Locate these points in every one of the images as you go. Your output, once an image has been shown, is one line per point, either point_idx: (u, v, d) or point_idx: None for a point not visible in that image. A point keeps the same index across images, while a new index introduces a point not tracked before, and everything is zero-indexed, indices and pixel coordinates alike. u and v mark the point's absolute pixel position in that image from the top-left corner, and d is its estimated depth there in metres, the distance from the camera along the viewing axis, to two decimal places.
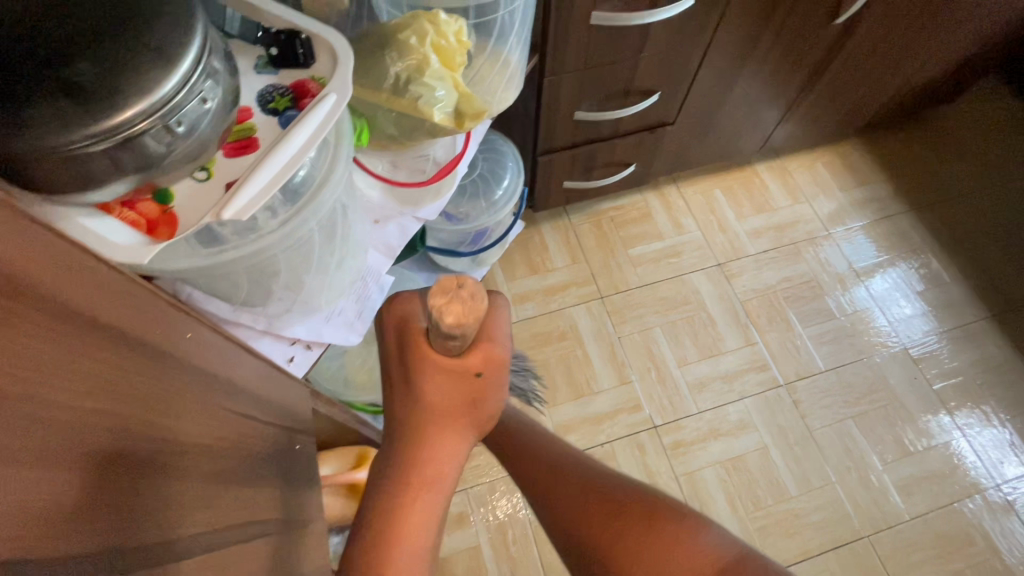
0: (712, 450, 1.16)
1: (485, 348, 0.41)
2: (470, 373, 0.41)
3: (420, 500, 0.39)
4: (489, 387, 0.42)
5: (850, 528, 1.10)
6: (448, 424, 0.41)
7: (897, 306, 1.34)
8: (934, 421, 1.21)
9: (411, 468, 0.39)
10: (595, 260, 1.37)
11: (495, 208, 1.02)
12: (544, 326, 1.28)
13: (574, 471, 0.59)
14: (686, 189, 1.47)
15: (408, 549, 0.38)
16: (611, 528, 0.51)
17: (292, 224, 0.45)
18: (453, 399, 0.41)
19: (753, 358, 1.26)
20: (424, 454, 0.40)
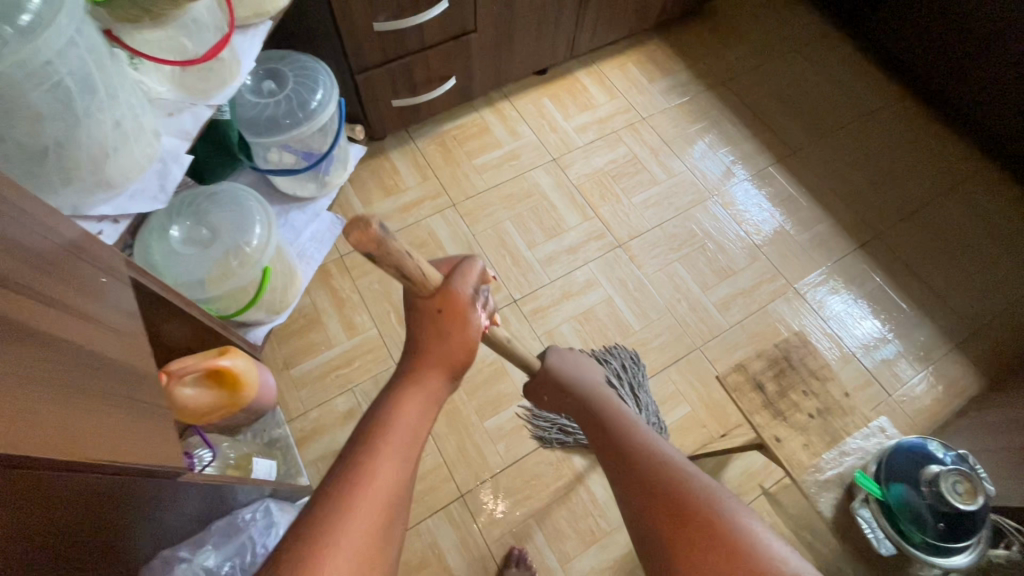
0: (565, 308, 1.33)
1: (451, 293, 0.56)
2: (434, 310, 0.56)
3: (405, 415, 0.54)
4: (458, 318, 0.56)
5: (685, 344, 1.30)
6: (433, 359, 0.57)
7: (755, 204, 1.52)
8: (804, 285, 1.41)
9: (404, 391, 0.56)
10: (444, 174, 1.49)
11: (313, 118, 1.10)
12: (404, 238, 1.40)
13: (654, 461, 0.62)
14: (518, 101, 1.63)
15: (392, 447, 0.51)
16: (680, 537, 0.55)
17: (24, 52, 0.54)
18: (430, 338, 0.57)
19: (592, 230, 1.44)
20: (414, 379, 0.57)
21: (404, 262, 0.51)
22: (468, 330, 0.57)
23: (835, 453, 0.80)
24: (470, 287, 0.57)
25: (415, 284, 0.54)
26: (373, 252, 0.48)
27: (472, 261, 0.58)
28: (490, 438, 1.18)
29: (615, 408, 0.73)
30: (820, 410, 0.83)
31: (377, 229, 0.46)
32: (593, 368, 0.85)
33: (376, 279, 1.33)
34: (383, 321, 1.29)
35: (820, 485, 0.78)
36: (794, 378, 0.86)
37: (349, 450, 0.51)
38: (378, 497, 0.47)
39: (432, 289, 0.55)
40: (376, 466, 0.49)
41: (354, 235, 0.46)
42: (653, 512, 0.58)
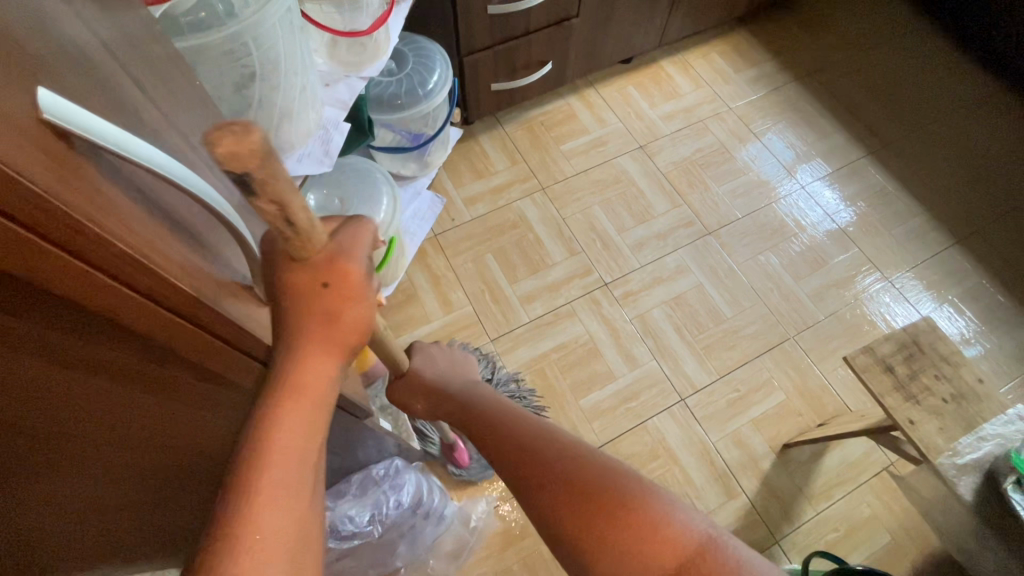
0: (656, 293, 1.34)
1: (341, 259, 0.40)
2: (319, 284, 0.39)
3: (291, 428, 0.37)
4: (352, 292, 0.40)
5: (779, 333, 1.30)
6: (317, 352, 0.40)
7: (823, 195, 1.49)
8: (900, 278, 1.39)
9: (276, 400, 0.38)
10: (532, 158, 1.52)
11: (429, 98, 1.14)
12: (496, 220, 1.42)
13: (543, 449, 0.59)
14: (604, 89, 1.64)
15: (282, 473, 0.36)
16: (592, 520, 0.53)
17: (259, 13, 0.58)
18: (311, 325, 0.39)
19: (680, 217, 1.44)
20: (288, 389, 0.38)
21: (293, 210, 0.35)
22: (364, 308, 0.41)
23: (973, 438, 0.79)
24: (362, 251, 0.42)
25: (291, 243, 0.37)
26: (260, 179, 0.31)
27: (361, 222, 0.43)
28: (585, 416, 1.20)
29: (489, 403, 0.70)
30: (953, 394, 0.82)
31: (263, 135, 0.30)
32: (467, 376, 0.81)
33: (470, 259, 1.37)
34: (478, 299, 1.32)
35: (958, 469, 0.77)
36: (924, 361, 0.85)
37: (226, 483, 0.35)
38: (274, 546, 0.34)
39: (312, 256, 0.39)
40: (265, 507, 0.35)
41: (228, 146, 0.29)
42: (561, 499, 0.55)
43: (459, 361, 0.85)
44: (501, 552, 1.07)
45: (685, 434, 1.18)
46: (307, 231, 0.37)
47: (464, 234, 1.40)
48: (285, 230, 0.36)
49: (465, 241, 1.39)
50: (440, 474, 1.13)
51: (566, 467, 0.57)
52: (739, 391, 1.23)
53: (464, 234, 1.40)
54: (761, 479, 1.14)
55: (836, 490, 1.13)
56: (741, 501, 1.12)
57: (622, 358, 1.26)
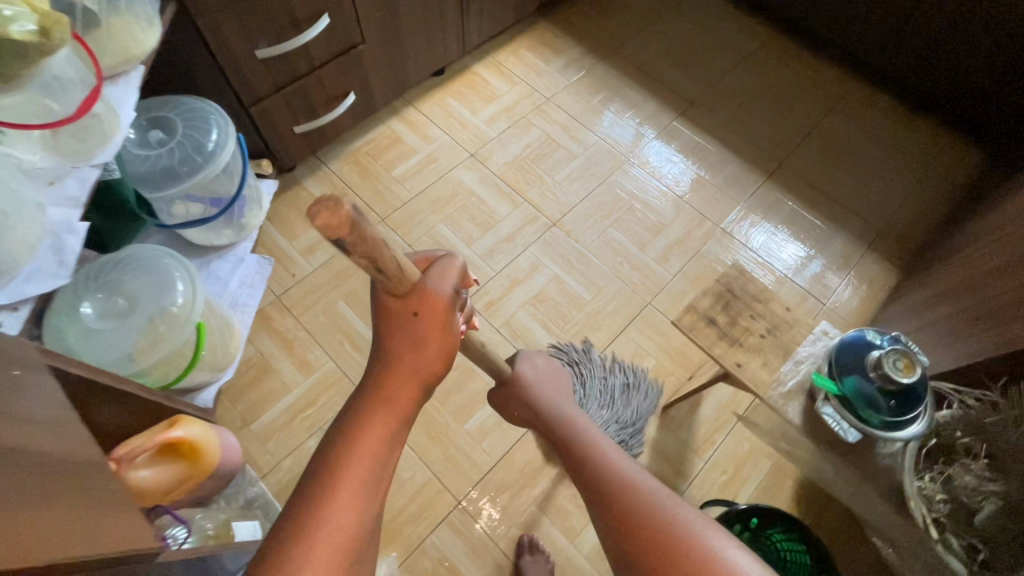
0: (516, 296, 1.34)
1: (428, 293, 0.52)
2: (410, 313, 0.51)
3: (371, 433, 0.50)
4: (433, 320, 0.52)
5: (637, 303, 1.35)
6: (403, 379, 0.52)
7: (668, 164, 1.58)
8: (729, 223, 1.50)
9: (372, 409, 0.51)
10: (365, 191, 1.46)
11: (212, 160, 1.04)
12: (340, 264, 1.35)
13: (625, 482, 0.61)
14: (423, 106, 1.61)
15: (356, 473, 0.48)
16: (632, 541, 0.56)
17: None
18: (400, 346, 0.52)
19: (524, 215, 1.45)
20: (382, 398, 0.51)
21: (384, 253, 0.47)
22: (447, 337, 0.52)
23: (791, 363, 0.85)
24: (449, 293, 0.52)
25: (389, 281, 0.50)
26: (345, 238, 0.44)
27: (450, 261, 0.53)
28: (473, 439, 1.17)
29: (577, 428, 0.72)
30: (769, 329, 0.89)
31: (348, 209, 0.42)
32: (561, 383, 0.85)
33: (321, 311, 1.29)
34: (338, 351, 1.24)
35: (783, 397, 0.83)
36: (740, 306, 0.91)
37: (318, 461, 0.49)
38: (334, 537, 0.46)
39: (408, 287, 0.51)
40: (342, 490, 0.47)
41: (324, 217, 0.41)
42: (616, 529, 0.58)
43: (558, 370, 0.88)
44: None
45: None
46: (403, 270, 0.50)
47: (309, 287, 1.31)
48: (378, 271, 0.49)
49: (310, 294, 1.30)
50: None
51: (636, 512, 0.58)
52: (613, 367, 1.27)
53: (308, 286, 1.31)
54: (650, 446, 1.18)
55: (716, 434, 1.20)
56: None
57: None
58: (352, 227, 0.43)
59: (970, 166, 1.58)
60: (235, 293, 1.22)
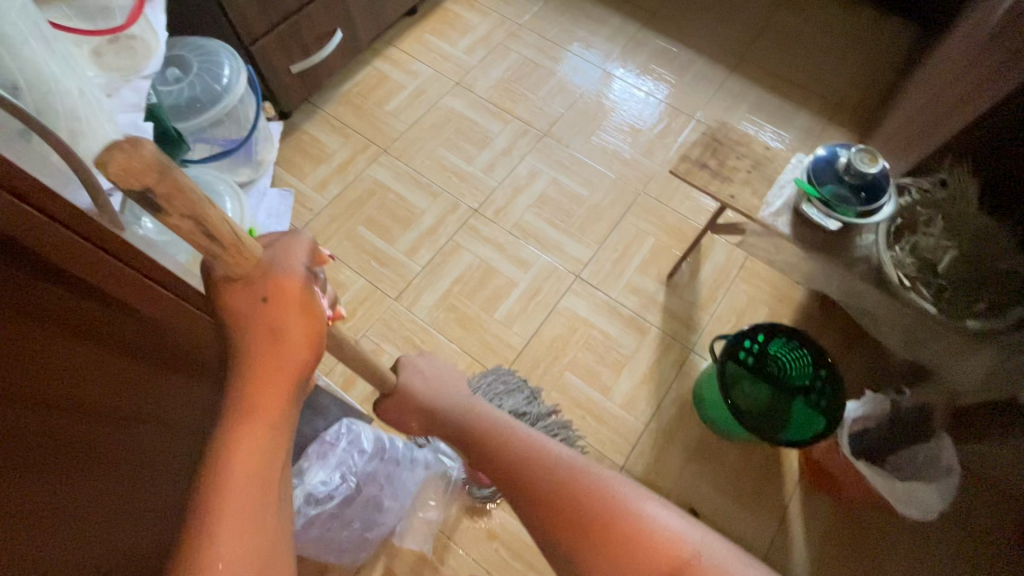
0: (520, 201, 1.45)
1: (277, 274, 0.42)
2: (262, 298, 0.41)
3: (241, 448, 0.41)
4: (293, 303, 0.42)
5: (631, 192, 1.47)
6: (272, 389, 0.42)
7: (635, 83, 1.67)
8: (704, 114, 1.63)
9: (236, 423, 0.41)
10: (362, 127, 1.54)
11: (229, 91, 1.11)
12: (351, 194, 1.44)
13: (549, 469, 0.59)
14: (404, 45, 1.69)
15: (233, 508, 0.40)
16: (576, 533, 0.54)
17: None
18: (258, 339, 0.42)
19: (515, 130, 1.56)
20: (244, 411, 0.41)
21: (204, 208, 0.36)
22: (314, 320, 0.43)
23: (776, 189, 0.98)
24: (302, 272, 0.43)
25: (225, 256, 0.39)
26: (156, 189, 0.33)
27: (294, 239, 0.44)
28: (504, 325, 1.29)
29: (474, 424, 0.70)
30: (753, 165, 1.02)
31: (156, 152, 0.32)
32: (457, 383, 0.81)
33: (344, 237, 1.38)
34: (366, 270, 1.34)
35: (773, 215, 0.95)
36: (725, 150, 1.04)
37: (197, 478, 0.41)
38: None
39: (248, 268, 0.41)
40: (225, 525, 0.39)
41: (120, 163, 0.30)
42: (552, 522, 0.55)
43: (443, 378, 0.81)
44: None
45: (591, 301, 1.32)
46: (237, 238, 0.39)
47: (327, 218, 1.40)
48: (211, 242, 0.38)
49: (330, 223, 1.39)
50: (400, 430, 1.17)
51: (571, 498, 0.56)
52: (618, 249, 1.39)
53: (326, 218, 1.40)
54: (662, 309, 1.32)
55: (717, 292, 1.34)
56: (653, 333, 1.29)
57: (515, 266, 1.36)
58: (166, 171, 0.32)
59: (909, 37, 1.73)
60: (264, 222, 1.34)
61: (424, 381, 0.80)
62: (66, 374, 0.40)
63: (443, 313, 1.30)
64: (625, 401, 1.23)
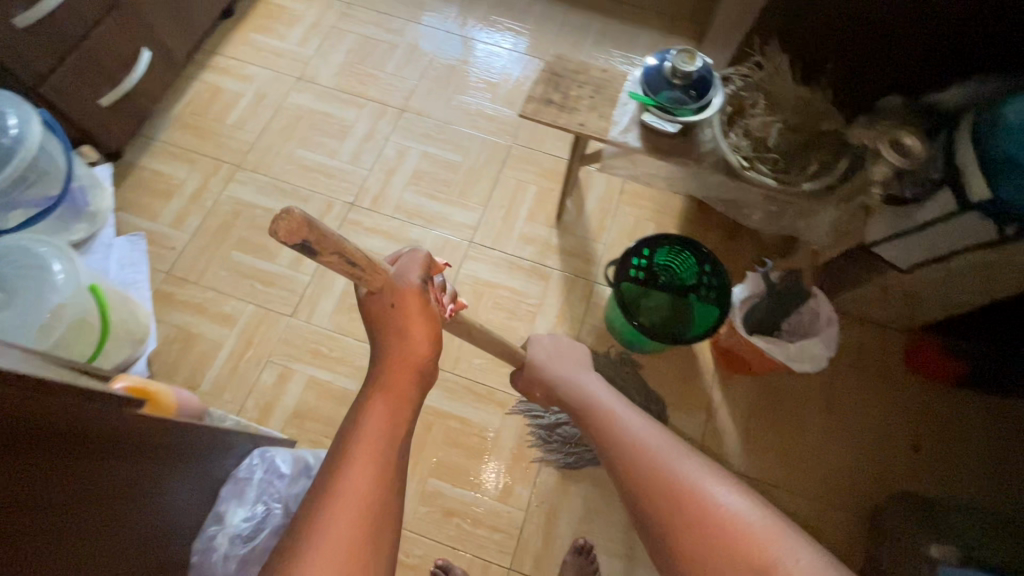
0: (396, 183, 1.41)
1: (399, 287, 0.57)
2: (391, 307, 0.58)
3: (376, 414, 0.59)
4: (413, 309, 0.58)
5: (503, 146, 1.47)
6: (401, 377, 0.61)
7: (482, 35, 1.64)
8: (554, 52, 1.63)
9: (375, 400, 0.60)
10: (207, 147, 1.42)
11: (22, 144, 0.99)
12: (214, 221, 1.34)
13: (643, 451, 0.67)
14: (229, 50, 1.57)
15: (367, 453, 0.57)
16: (656, 506, 0.63)
17: None
18: (393, 340, 0.59)
19: (371, 113, 1.50)
20: (382, 393, 0.60)
21: (343, 246, 0.49)
22: (429, 317, 0.59)
23: (619, 106, 1.01)
24: (419, 282, 0.58)
25: (364, 282, 0.55)
26: (308, 241, 0.46)
27: (413, 255, 0.58)
28: None
29: (590, 399, 0.78)
30: (596, 90, 1.04)
31: (302, 213, 0.44)
32: (573, 351, 0.91)
33: (218, 267, 1.29)
34: (252, 295, 1.26)
35: (621, 133, 0.98)
36: (566, 82, 1.05)
37: (346, 434, 0.59)
38: (356, 502, 0.55)
39: (380, 283, 0.56)
40: (358, 467, 0.56)
41: (285, 227, 0.44)
42: (639, 492, 0.65)
43: (564, 345, 0.92)
44: (420, 453, 1.14)
45: (489, 262, 1.33)
46: (372, 263, 0.54)
47: (194, 252, 1.30)
48: (354, 267, 0.52)
49: (199, 257, 1.29)
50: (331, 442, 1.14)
51: (656, 475, 0.64)
52: (504, 206, 1.39)
53: (193, 252, 1.30)
54: (559, 251, 1.34)
55: (605, 220, 1.38)
56: (556, 276, 1.32)
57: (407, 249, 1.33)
58: (310, 226, 0.45)
59: None
60: (120, 275, 1.26)
61: (547, 350, 0.90)
62: (37, 480, 0.43)
63: (346, 315, 1.25)
64: None
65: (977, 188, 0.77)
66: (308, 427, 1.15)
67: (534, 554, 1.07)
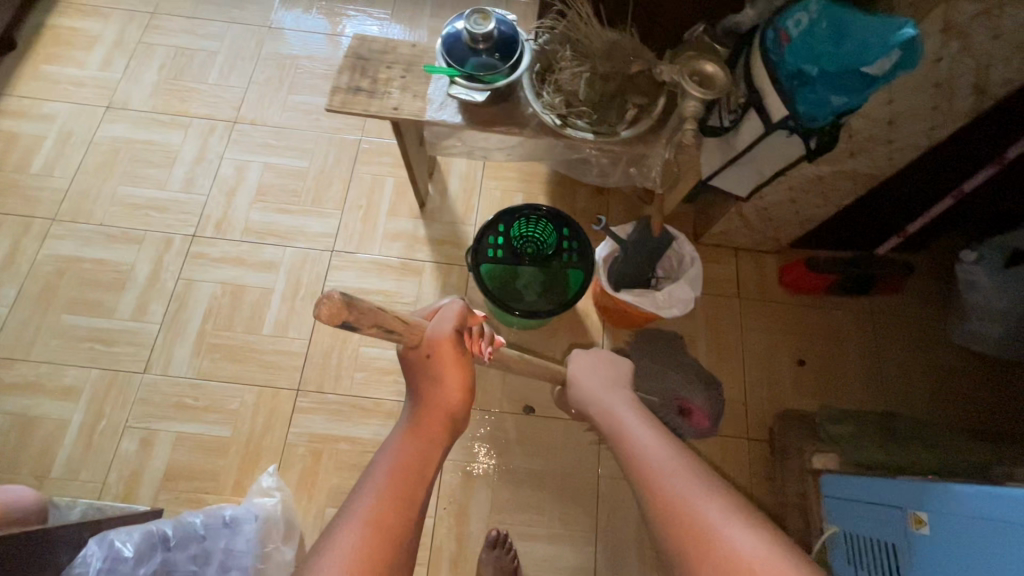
0: (240, 203, 1.29)
1: (433, 337, 0.58)
2: (426, 356, 0.58)
3: (407, 448, 0.57)
4: (447, 364, 0.58)
5: (351, 141, 1.37)
6: (433, 416, 0.59)
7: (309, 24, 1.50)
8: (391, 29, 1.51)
9: (409, 433, 0.58)
10: (11, 204, 1.25)
11: None
12: (34, 286, 1.18)
13: (670, 478, 0.60)
14: (19, 88, 1.37)
15: (393, 486, 0.53)
16: (683, 544, 0.55)
17: None
18: (426, 382, 0.59)
19: (199, 131, 1.36)
20: (416, 430, 0.58)
21: (381, 320, 0.49)
22: (461, 369, 0.60)
23: (434, 85, 0.94)
24: (455, 328, 0.59)
25: (406, 339, 0.55)
26: (353, 322, 0.45)
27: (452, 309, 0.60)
28: (278, 336, 1.17)
29: (619, 421, 0.73)
30: (406, 68, 0.96)
31: (342, 297, 0.43)
32: (610, 367, 0.90)
33: (48, 336, 1.14)
34: (94, 358, 1.13)
35: (437, 109, 0.92)
36: (374, 64, 0.97)
37: (372, 467, 0.56)
38: (370, 530, 0.50)
39: (417, 339, 0.56)
40: (381, 497, 0.52)
41: (328, 313, 0.43)
42: (667, 527, 0.57)
43: (608, 360, 0.91)
44: (313, 485, 1.07)
45: (355, 267, 1.25)
46: (412, 322, 0.55)
47: (15, 326, 1.15)
48: (394, 333, 0.52)
49: (23, 329, 1.15)
50: (213, 497, 1.05)
51: (681, 510, 0.57)
52: (363, 205, 1.31)
53: (15, 326, 1.15)
54: (428, 242, 1.28)
55: (470, 200, 1.32)
56: (429, 268, 1.26)
57: (263, 272, 1.23)
58: (355, 310, 0.45)
59: None
60: None
61: (587, 362, 0.90)
62: None
63: (207, 358, 1.15)
64: None
65: (775, 108, 0.77)
66: (184, 487, 1.05)
67: (449, 558, 1.04)
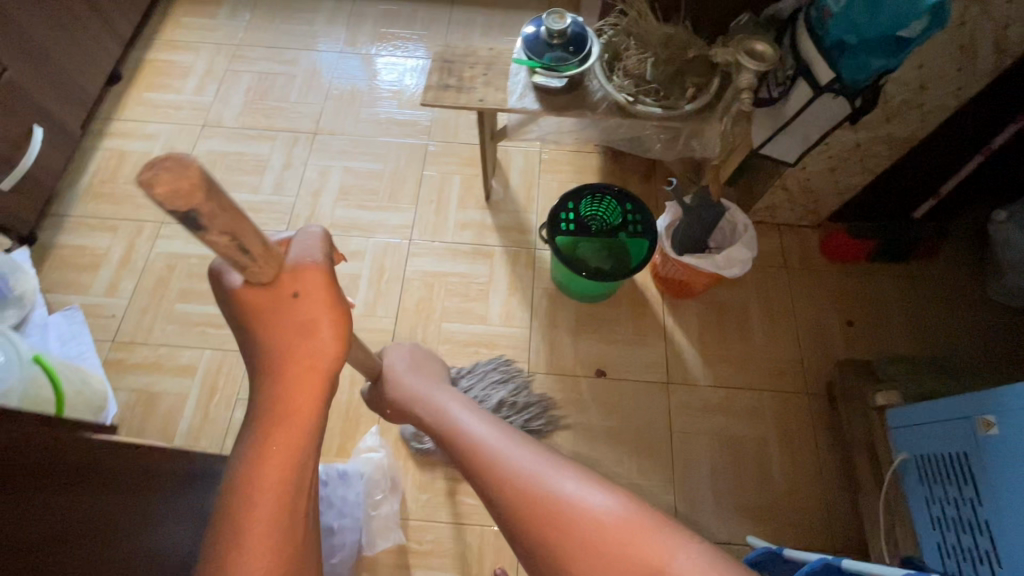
0: (324, 203, 1.43)
1: (297, 267, 0.45)
2: (291, 294, 0.45)
3: (269, 446, 0.46)
4: (320, 302, 0.46)
5: (419, 145, 1.52)
6: (301, 393, 0.47)
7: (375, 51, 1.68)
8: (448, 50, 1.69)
9: (262, 426, 0.46)
10: (125, 212, 1.40)
11: None
12: (149, 280, 1.32)
13: (510, 465, 0.59)
14: (126, 112, 1.55)
15: (269, 488, 0.46)
16: (523, 527, 0.56)
17: None
18: (281, 337, 0.46)
19: (284, 142, 1.52)
20: (268, 420, 0.46)
21: (251, 238, 0.40)
22: (339, 313, 0.47)
23: (512, 76, 1.08)
24: (325, 263, 0.46)
25: (255, 266, 0.43)
26: (195, 209, 0.35)
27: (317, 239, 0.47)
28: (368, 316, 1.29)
29: (451, 420, 0.68)
30: (488, 67, 1.11)
31: (200, 167, 0.34)
32: (433, 368, 0.83)
33: (165, 322, 1.27)
34: (206, 341, 1.26)
35: (519, 99, 1.06)
36: (460, 65, 1.11)
37: (231, 474, 0.47)
38: (258, 541, 0.46)
39: (275, 272, 0.44)
40: (253, 506, 0.46)
41: (165, 182, 0.33)
42: (512, 516, 0.57)
43: (432, 367, 0.83)
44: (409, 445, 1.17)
45: (432, 254, 1.37)
46: (267, 250, 0.43)
47: (136, 315, 1.28)
48: (239, 255, 0.41)
49: (143, 317, 1.28)
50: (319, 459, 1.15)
51: (524, 493, 0.56)
52: (434, 200, 1.44)
53: (135, 315, 1.28)
54: (495, 229, 1.41)
55: (530, 191, 1.45)
56: (498, 252, 1.38)
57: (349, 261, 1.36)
58: (208, 188, 0.35)
59: None
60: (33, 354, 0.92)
61: (405, 361, 0.82)
62: None
63: None
64: (503, 320, 1.30)
65: (822, 73, 0.89)
66: None
67: None
